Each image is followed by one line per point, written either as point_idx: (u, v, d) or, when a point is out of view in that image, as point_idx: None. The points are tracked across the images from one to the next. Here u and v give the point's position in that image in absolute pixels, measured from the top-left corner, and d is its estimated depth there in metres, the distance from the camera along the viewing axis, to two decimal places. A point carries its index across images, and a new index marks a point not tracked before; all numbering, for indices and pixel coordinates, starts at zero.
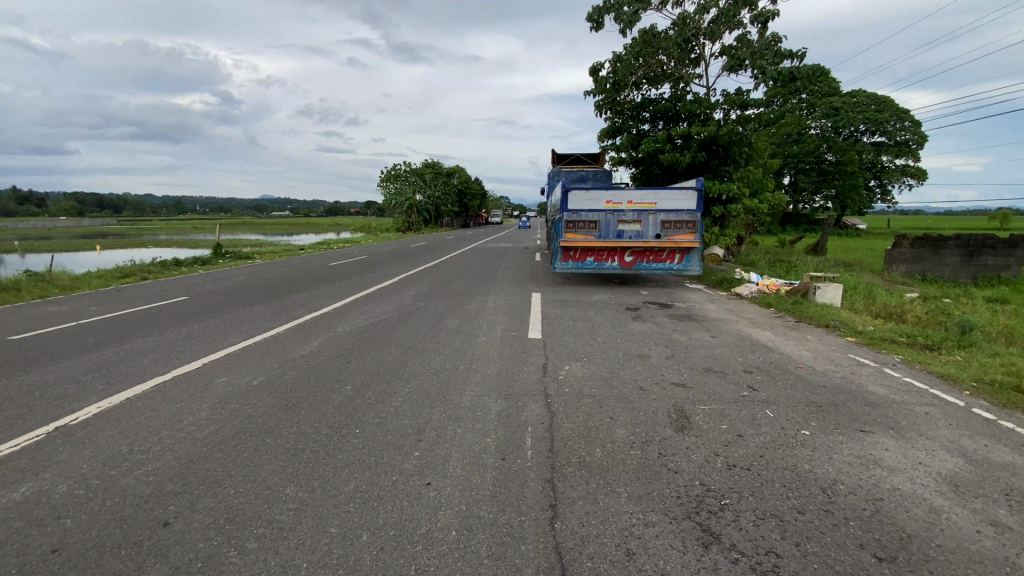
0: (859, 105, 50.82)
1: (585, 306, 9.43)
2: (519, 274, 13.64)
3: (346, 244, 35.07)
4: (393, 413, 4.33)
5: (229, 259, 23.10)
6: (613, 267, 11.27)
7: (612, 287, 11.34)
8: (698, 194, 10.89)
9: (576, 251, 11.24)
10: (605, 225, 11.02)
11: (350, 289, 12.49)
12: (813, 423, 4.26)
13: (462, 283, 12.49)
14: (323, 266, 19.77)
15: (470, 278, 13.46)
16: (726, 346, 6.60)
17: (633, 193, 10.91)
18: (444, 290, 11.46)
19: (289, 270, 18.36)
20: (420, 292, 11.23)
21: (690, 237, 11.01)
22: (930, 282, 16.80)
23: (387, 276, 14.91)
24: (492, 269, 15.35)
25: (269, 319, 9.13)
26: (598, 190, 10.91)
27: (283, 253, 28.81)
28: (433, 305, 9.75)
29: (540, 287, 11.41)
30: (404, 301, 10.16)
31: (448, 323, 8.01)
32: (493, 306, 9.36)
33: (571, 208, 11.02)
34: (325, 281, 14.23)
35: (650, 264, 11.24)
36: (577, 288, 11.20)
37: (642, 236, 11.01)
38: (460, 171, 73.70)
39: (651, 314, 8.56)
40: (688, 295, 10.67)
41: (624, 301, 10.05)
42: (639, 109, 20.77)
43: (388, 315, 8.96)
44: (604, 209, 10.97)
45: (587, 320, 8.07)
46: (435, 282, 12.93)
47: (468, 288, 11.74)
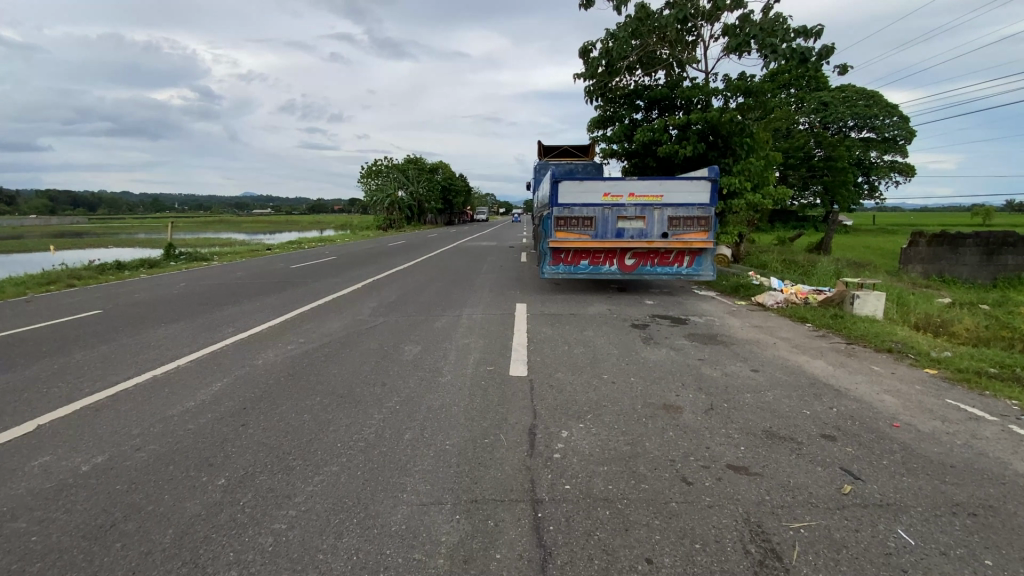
0: (849, 99, 49.76)
1: (582, 319, 7.64)
2: (502, 279, 11.78)
3: (319, 243, 32.93)
4: (267, 558, 2.48)
5: (183, 262, 20.83)
6: (611, 272, 9.51)
7: (611, 295, 9.54)
8: (712, 185, 9.12)
9: (568, 253, 9.44)
10: (603, 223, 9.19)
11: (301, 298, 10.55)
12: (987, 561, 2.51)
13: (435, 291, 10.62)
14: (283, 268, 17.65)
15: (445, 284, 11.56)
16: (777, 387, 4.84)
17: (636, 184, 9.10)
18: (412, 299, 9.62)
19: (242, 274, 16.22)
20: (382, 302, 9.37)
21: (702, 236, 9.26)
22: (952, 284, 15.26)
23: (350, 281, 12.93)
24: (473, 272, 13.47)
25: (183, 341, 7.24)
26: (594, 181, 9.08)
27: (249, 253, 26.60)
28: (394, 320, 7.91)
29: (526, 296, 9.59)
30: (359, 316, 8.29)
31: (405, 348, 6.18)
32: (467, 322, 7.56)
33: (563, 202, 9.20)
34: (277, 288, 12.26)
35: (655, 268, 9.51)
36: (569, 296, 9.39)
37: (646, 235, 9.23)
38: (444, 168, 71.86)
39: (665, 334, 6.80)
40: (702, 305, 8.91)
41: (627, 312, 8.27)
42: (632, 96, 19.02)
43: (333, 335, 7.10)
44: (602, 203, 9.15)
45: (586, 343, 6.27)
46: (403, 288, 11.07)
47: (440, 296, 9.90)
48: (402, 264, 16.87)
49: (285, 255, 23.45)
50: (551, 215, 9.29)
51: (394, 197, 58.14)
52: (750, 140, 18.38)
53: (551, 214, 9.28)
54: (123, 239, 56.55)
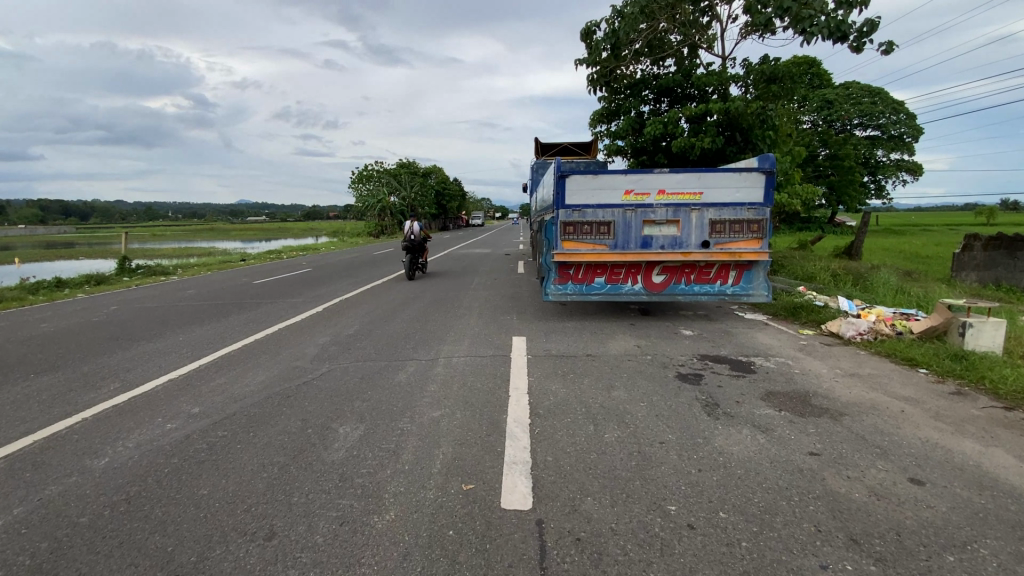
0: (854, 95, 47.89)
1: (605, 363, 5.46)
2: (495, 298, 9.58)
3: (300, 252, 30.66)
4: None
5: (139, 276, 18.48)
6: (635, 292, 7.29)
7: (636, 322, 7.34)
8: (767, 177, 6.88)
9: (578, 269, 7.23)
10: (624, 229, 6.95)
11: (241, 329, 8.34)
12: None
13: (412, 316, 8.45)
14: (246, 283, 15.40)
15: (426, 306, 9.36)
16: (986, 535, 2.66)
17: (667, 177, 6.86)
18: (380, 331, 7.44)
19: (194, 292, 13.97)
20: (338, 336, 7.18)
21: (754, 246, 7.04)
22: (1018, 294, 13.09)
23: (312, 302, 10.71)
24: (461, 289, 11.23)
25: (32, 411, 5.02)
26: (613, 174, 6.84)
27: (222, 264, 24.37)
28: (345, 366, 5.73)
29: (525, 323, 7.38)
30: (300, 361, 6.10)
31: (342, 429, 3.99)
32: (445, 369, 5.38)
33: (571, 203, 6.99)
34: (222, 313, 10.02)
35: (691, 287, 7.29)
36: (581, 324, 7.18)
37: (681, 245, 6.97)
38: (437, 172, 69.72)
39: (733, 394, 4.62)
40: (758, 337, 6.72)
41: (664, 349, 6.08)
42: (640, 85, 16.80)
43: (247, 399, 4.90)
44: (623, 203, 6.92)
45: (620, 415, 4.07)
46: (375, 312, 8.93)
47: (417, 325, 7.73)
48: (382, 277, 14.63)
49: (256, 267, 21.20)
50: (556, 220, 7.07)
51: (384, 202, 55.95)
52: (774, 133, 16.14)
53: (555, 218, 7.06)
54: (101, 249, 53.98)
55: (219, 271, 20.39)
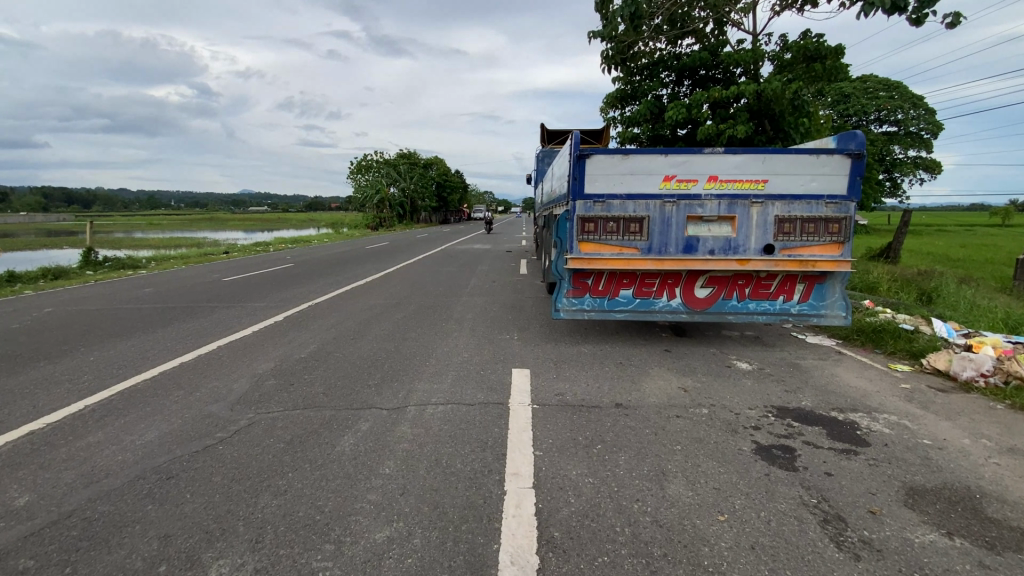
0: (871, 90, 45.81)
1: (647, 419, 3.80)
2: (493, 308, 7.87)
3: (290, 244, 28.86)
4: None
5: (104, 269, 16.67)
6: (671, 309, 5.55)
7: (673, 348, 5.65)
8: (853, 162, 5.15)
9: (598, 279, 5.49)
10: (663, 227, 5.17)
11: (176, 344, 6.65)
12: None
13: (389, 330, 6.76)
14: (215, 279, 13.63)
15: (409, 316, 7.65)
16: None
17: (722, 159, 5.10)
18: (344, 352, 5.77)
19: (155, 288, 12.23)
20: (287, 361, 5.52)
21: (833, 252, 5.29)
22: None
23: (276, 307, 8.99)
24: (454, 292, 9.52)
25: None
26: (649, 153, 5.07)
27: (202, 256, 22.53)
28: (276, 417, 4.06)
29: (529, 346, 5.70)
30: (222, 403, 4.41)
31: (216, 572, 2.33)
32: (416, 426, 3.71)
33: (592, 191, 5.20)
34: (165, 319, 8.32)
35: (745, 304, 5.56)
36: (603, 351, 5.49)
37: (736, 249, 5.23)
38: (439, 164, 67.81)
39: (857, 494, 2.96)
40: (840, 374, 5.04)
41: (722, 392, 4.42)
42: (659, 65, 14.93)
43: (108, 483, 3.22)
44: (661, 193, 5.15)
45: (691, 548, 2.42)
46: (344, 324, 7.23)
47: (393, 343, 6.05)
48: (368, 275, 12.91)
49: (237, 260, 19.43)
50: (570, 213, 5.29)
51: (383, 193, 54.08)
52: (809, 120, 14.27)
53: (570, 211, 5.28)
54: (90, 237, 52.10)
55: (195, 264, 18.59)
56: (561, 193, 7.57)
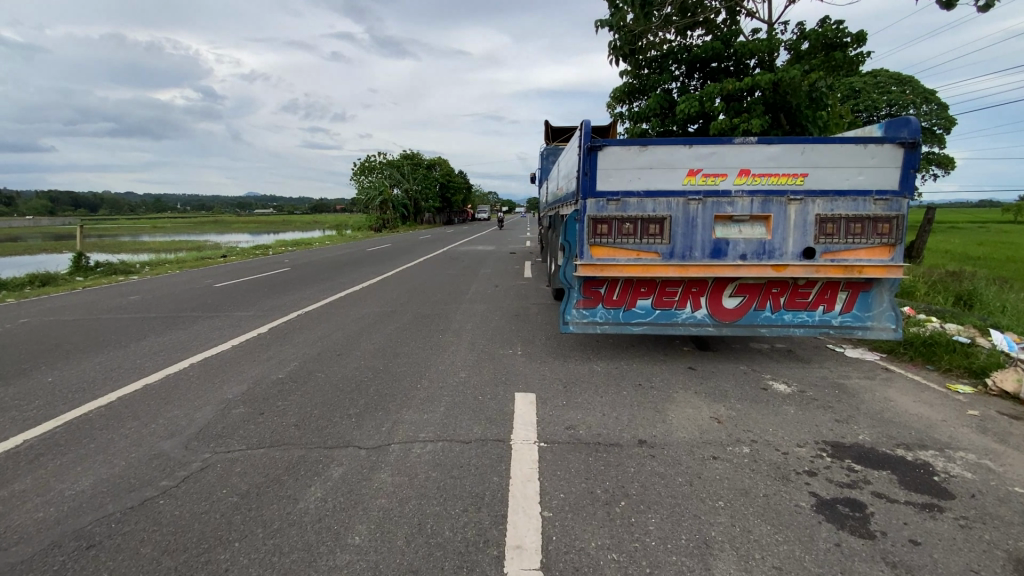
0: (882, 83, 44.78)
1: (678, 463, 3.14)
2: (496, 316, 7.23)
3: (290, 247, 28.31)
4: None
5: (96, 275, 16.12)
6: (695, 321, 4.89)
7: (698, 365, 4.98)
8: (905, 153, 4.47)
9: (612, 288, 4.81)
10: (687, 228, 4.49)
11: (147, 360, 6.04)
12: None
13: (381, 343, 6.12)
14: (206, 285, 13.03)
15: (403, 325, 7.00)
16: None
17: (754, 150, 4.44)
18: (328, 370, 5.15)
19: (141, 295, 11.64)
20: (262, 383, 4.89)
21: (882, 256, 4.60)
22: None
23: (262, 316, 8.37)
24: (454, 298, 8.89)
25: None
26: (670, 144, 4.39)
27: (200, 260, 22.00)
28: (236, 457, 3.42)
29: (534, 363, 5.06)
30: (177, 439, 3.78)
31: None
32: (399, 473, 3.06)
33: (605, 186, 4.50)
34: (143, 330, 7.73)
35: (779, 315, 4.90)
36: (618, 369, 4.83)
37: (770, 253, 4.56)
38: (442, 164, 67.25)
39: (958, 573, 2.29)
40: (895, 397, 4.36)
41: (763, 423, 3.76)
42: (668, 57, 14.20)
43: (14, 553, 2.59)
44: (685, 189, 4.46)
45: None
46: (332, 335, 6.61)
47: (383, 359, 5.41)
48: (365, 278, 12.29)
49: (233, 264, 18.87)
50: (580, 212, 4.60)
51: (386, 194, 53.54)
52: (827, 113, 13.51)
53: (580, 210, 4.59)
54: (92, 240, 51.82)
55: (190, 268, 18.04)
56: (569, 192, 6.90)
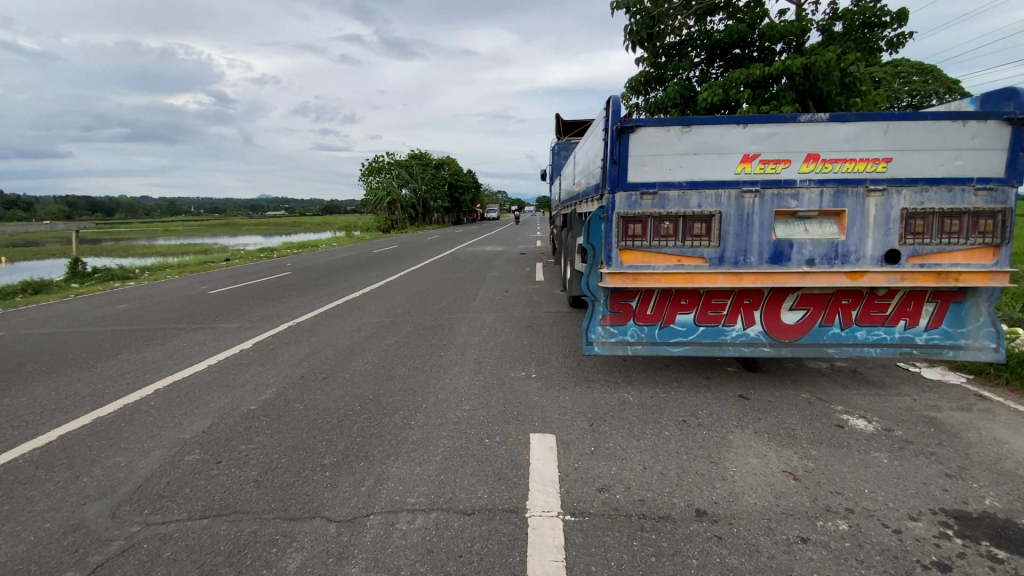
0: (903, 73, 43.20)
1: (757, 551, 2.30)
2: (506, 328, 6.40)
3: (296, 249, 27.71)
4: None
5: (91, 281, 15.52)
6: (747, 340, 4.02)
7: (751, 394, 4.12)
8: (1015, 131, 3.57)
9: (646, 300, 3.94)
10: (741, 227, 3.63)
11: (108, 384, 5.28)
12: None
13: (374, 361, 5.32)
14: (200, 291, 12.33)
15: (401, 339, 6.19)
16: None
17: (825, 129, 3.57)
18: (309, 399, 4.35)
19: (130, 304, 10.94)
20: (229, 418, 4.10)
21: (982, 260, 3.70)
22: None
23: (250, 328, 7.60)
24: (459, 305, 8.06)
25: None
26: (720, 123, 3.53)
27: (202, 263, 21.40)
28: (170, 532, 2.63)
29: (553, 389, 4.22)
30: (104, 502, 2.99)
31: None
32: (376, 567, 2.25)
33: (639, 176, 3.62)
34: (117, 345, 7.00)
35: (850, 332, 4.02)
36: (654, 398, 3.99)
37: (844, 257, 3.68)
38: (451, 163, 66.62)
39: None
40: (1008, 438, 3.47)
41: (854, 482, 2.91)
42: (687, 43, 13.22)
43: None
44: (738, 178, 3.59)
45: None
46: (320, 352, 5.81)
47: (373, 383, 4.61)
48: (366, 283, 11.52)
49: (234, 267, 18.19)
50: (607, 209, 3.73)
51: (394, 194, 52.96)
52: (863, 100, 12.42)
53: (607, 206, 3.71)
54: (102, 244, 51.77)
55: (189, 272, 17.39)
56: (588, 188, 6.03)
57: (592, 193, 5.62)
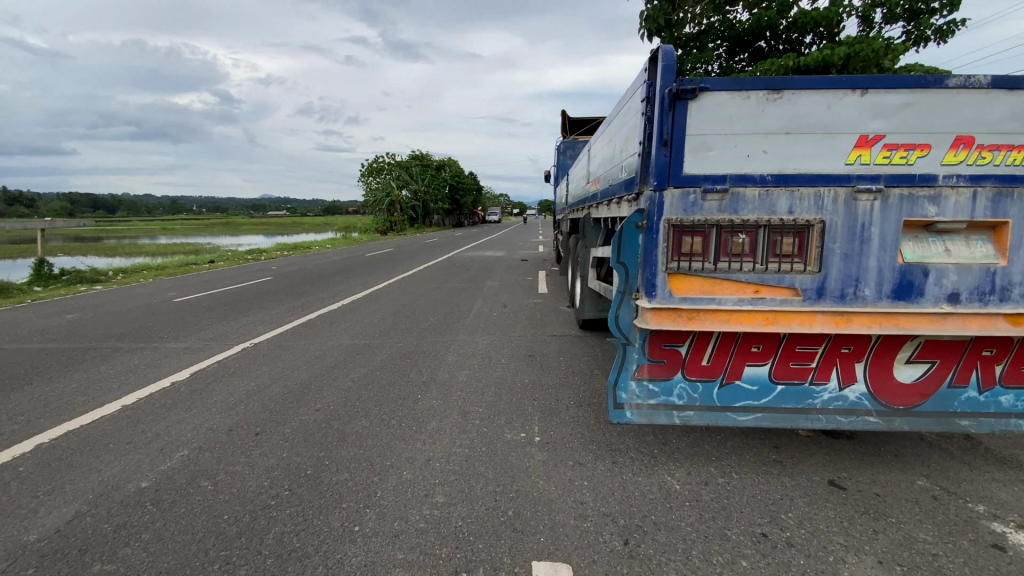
0: None
1: None
2: (503, 358, 5.17)
3: (287, 251, 26.53)
4: None
5: (56, 284, 14.28)
6: (843, 406, 2.81)
7: (846, 481, 2.90)
8: None
9: (701, 348, 2.72)
10: (852, 245, 2.42)
11: None
12: None
13: (330, 405, 4.10)
14: (167, 298, 11.12)
15: (370, 369, 4.96)
16: None
17: (983, 99, 2.36)
18: (223, 473, 3.13)
19: (83, 312, 9.73)
20: (101, 507, 2.87)
21: None
22: None
23: (198, 349, 6.37)
24: (449, 323, 6.83)
25: None
26: (827, 86, 2.33)
27: (185, 265, 20.23)
28: None
29: (564, 466, 3.00)
30: None
31: None
32: None
33: (703, 165, 2.40)
34: (32, 370, 5.78)
35: (991, 397, 2.80)
36: (710, 488, 2.78)
37: (1003, 291, 2.47)
38: (452, 165, 65.52)
39: None
40: None
41: None
42: (707, 35, 11.98)
43: None
44: (849, 172, 2.39)
45: None
46: (266, 390, 4.59)
47: (319, 446, 3.39)
48: (348, 292, 10.29)
49: (216, 270, 16.99)
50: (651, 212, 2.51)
51: (394, 196, 51.86)
52: None
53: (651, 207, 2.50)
54: (93, 242, 50.36)
55: (166, 275, 16.14)
56: (605, 188, 4.79)
57: (614, 193, 4.36)
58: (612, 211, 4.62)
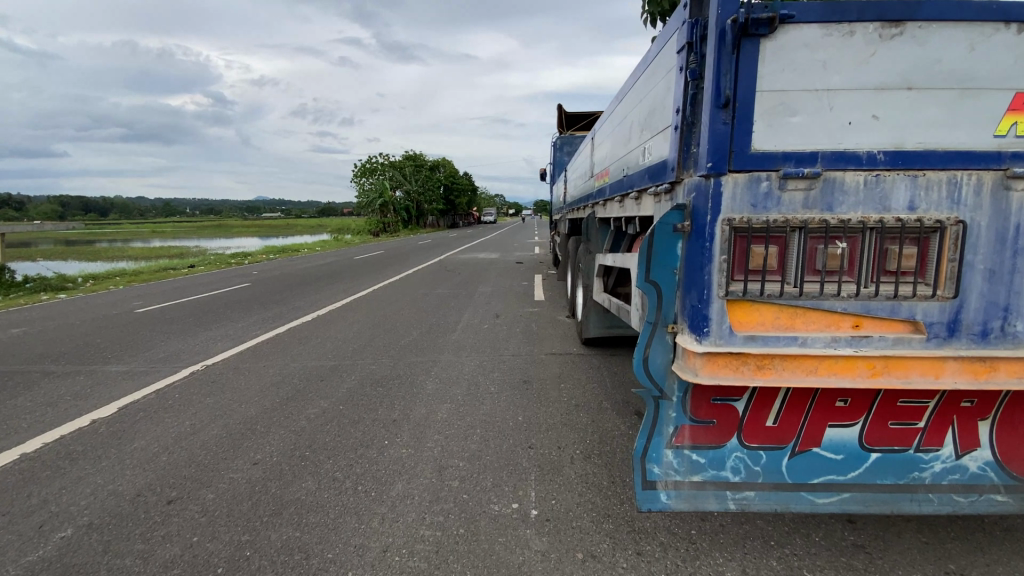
0: None
1: None
2: (492, 383, 4.33)
3: (273, 254, 25.61)
4: None
5: (18, 292, 13.29)
6: (961, 480, 2.01)
7: None
8: None
9: (764, 404, 1.92)
10: (999, 258, 1.61)
11: None
12: None
13: (274, 456, 3.25)
14: (130, 307, 10.19)
15: (333, 401, 4.11)
16: None
17: None
18: (105, 571, 2.28)
19: (32, 325, 8.80)
20: None
21: None
22: None
23: (142, 371, 5.50)
24: (433, 337, 5.98)
25: None
26: (967, 15, 1.52)
27: (162, 270, 19.19)
28: None
29: (570, 560, 2.17)
30: None
31: None
32: None
33: (779, 137, 1.60)
34: None
35: None
36: None
37: None
38: (446, 165, 64.64)
39: None
40: None
41: None
42: None
43: None
44: (996, 149, 1.58)
45: None
46: (202, 431, 3.74)
47: (243, 524, 2.54)
48: (327, 300, 9.43)
49: (193, 275, 16.05)
50: (698, 208, 1.69)
51: (387, 196, 50.92)
52: None
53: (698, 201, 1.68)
54: (78, 246, 49.13)
55: (139, 280, 15.18)
56: (616, 183, 3.96)
57: (628, 187, 3.53)
58: (623, 209, 3.81)
